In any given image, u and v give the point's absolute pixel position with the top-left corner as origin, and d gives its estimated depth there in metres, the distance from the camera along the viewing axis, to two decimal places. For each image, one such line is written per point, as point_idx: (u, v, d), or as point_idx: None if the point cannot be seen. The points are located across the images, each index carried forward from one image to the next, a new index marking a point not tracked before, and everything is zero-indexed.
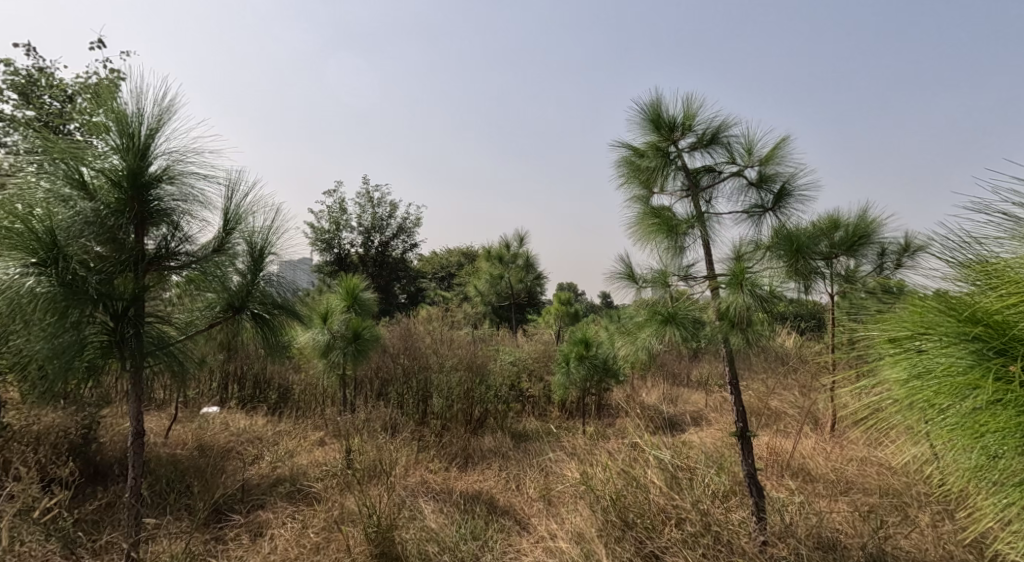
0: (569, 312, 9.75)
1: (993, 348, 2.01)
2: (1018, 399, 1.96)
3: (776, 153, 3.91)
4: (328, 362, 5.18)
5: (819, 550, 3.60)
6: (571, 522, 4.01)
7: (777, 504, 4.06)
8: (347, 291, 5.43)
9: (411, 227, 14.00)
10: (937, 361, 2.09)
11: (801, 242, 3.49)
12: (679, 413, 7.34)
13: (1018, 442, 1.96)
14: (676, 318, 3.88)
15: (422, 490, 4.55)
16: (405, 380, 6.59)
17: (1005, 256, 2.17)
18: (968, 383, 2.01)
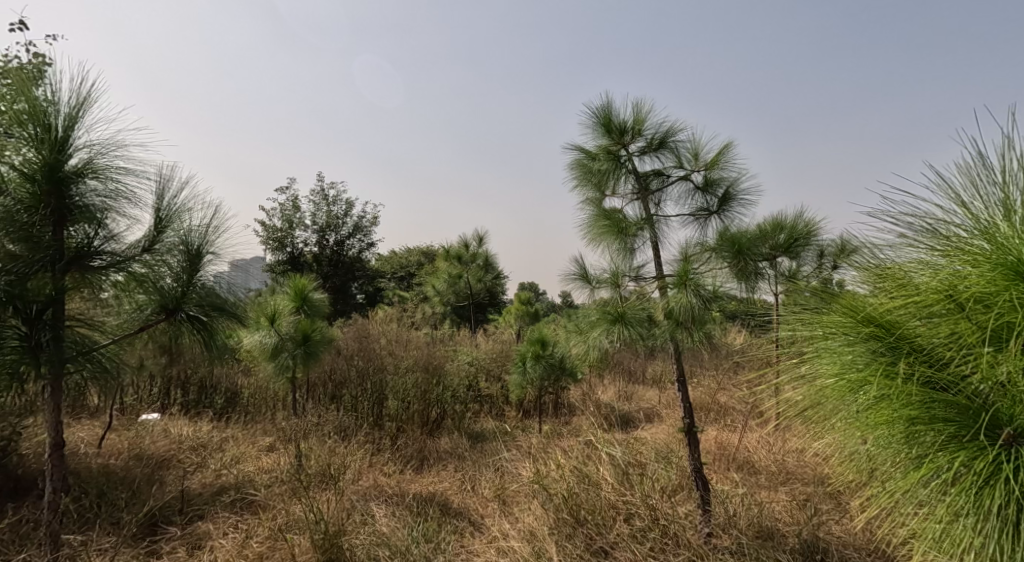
0: (529, 312, 9.83)
1: (885, 347, 2.16)
2: (902, 395, 2.09)
3: (721, 158, 4.03)
4: (276, 365, 5.06)
5: (759, 539, 3.75)
6: (525, 521, 4.06)
7: (721, 496, 4.20)
8: (295, 291, 5.34)
9: (368, 226, 13.82)
10: (840, 358, 2.24)
11: (742, 243, 3.67)
12: (633, 409, 7.49)
13: (902, 434, 2.09)
14: (625, 317, 4.00)
15: (374, 493, 4.51)
16: (359, 382, 6.50)
17: (897, 260, 2.31)
18: (860, 378, 2.16)
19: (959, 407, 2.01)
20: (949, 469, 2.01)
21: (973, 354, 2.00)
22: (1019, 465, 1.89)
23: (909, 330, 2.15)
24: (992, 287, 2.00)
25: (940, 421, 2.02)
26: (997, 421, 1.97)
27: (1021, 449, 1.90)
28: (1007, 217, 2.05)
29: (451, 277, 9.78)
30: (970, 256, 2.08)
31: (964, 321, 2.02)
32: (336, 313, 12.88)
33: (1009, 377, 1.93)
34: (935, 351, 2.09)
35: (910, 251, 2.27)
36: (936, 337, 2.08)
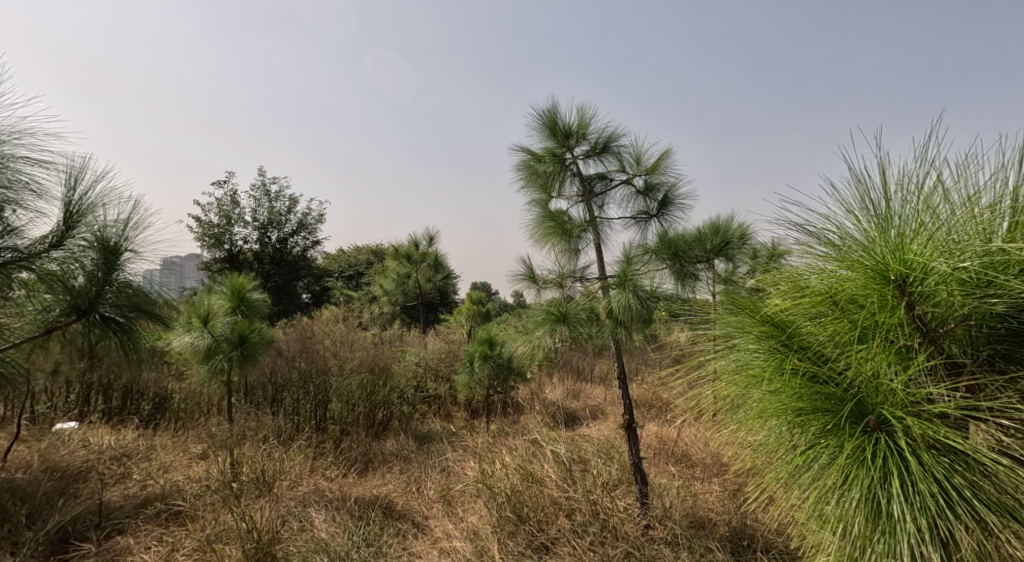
0: (479, 312, 9.84)
1: (780, 344, 2.33)
2: (793, 389, 2.25)
3: (662, 163, 4.14)
4: (210, 368, 4.89)
5: (692, 529, 3.89)
6: (468, 521, 4.08)
7: (659, 489, 4.35)
8: (232, 291, 5.17)
9: (313, 224, 13.50)
10: (743, 355, 2.42)
11: (678, 246, 3.81)
12: (580, 407, 7.62)
13: (790, 423, 2.26)
14: (567, 318, 4.05)
15: (314, 498, 4.42)
16: (301, 384, 6.29)
17: (797, 264, 2.45)
18: (757, 374, 2.34)
19: (836, 398, 2.18)
20: (826, 456, 2.18)
21: (849, 351, 2.21)
22: (880, 449, 2.09)
23: (799, 329, 2.33)
24: (866, 290, 2.18)
25: (820, 412, 2.20)
26: (866, 410, 2.15)
27: (882, 434, 2.10)
28: (879, 226, 2.21)
29: (399, 276, 9.62)
30: (849, 262, 2.23)
31: (842, 321, 2.25)
32: (279, 313, 12.53)
33: (874, 371, 2.15)
34: (820, 349, 2.29)
35: (806, 255, 2.41)
36: (819, 335, 2.30)
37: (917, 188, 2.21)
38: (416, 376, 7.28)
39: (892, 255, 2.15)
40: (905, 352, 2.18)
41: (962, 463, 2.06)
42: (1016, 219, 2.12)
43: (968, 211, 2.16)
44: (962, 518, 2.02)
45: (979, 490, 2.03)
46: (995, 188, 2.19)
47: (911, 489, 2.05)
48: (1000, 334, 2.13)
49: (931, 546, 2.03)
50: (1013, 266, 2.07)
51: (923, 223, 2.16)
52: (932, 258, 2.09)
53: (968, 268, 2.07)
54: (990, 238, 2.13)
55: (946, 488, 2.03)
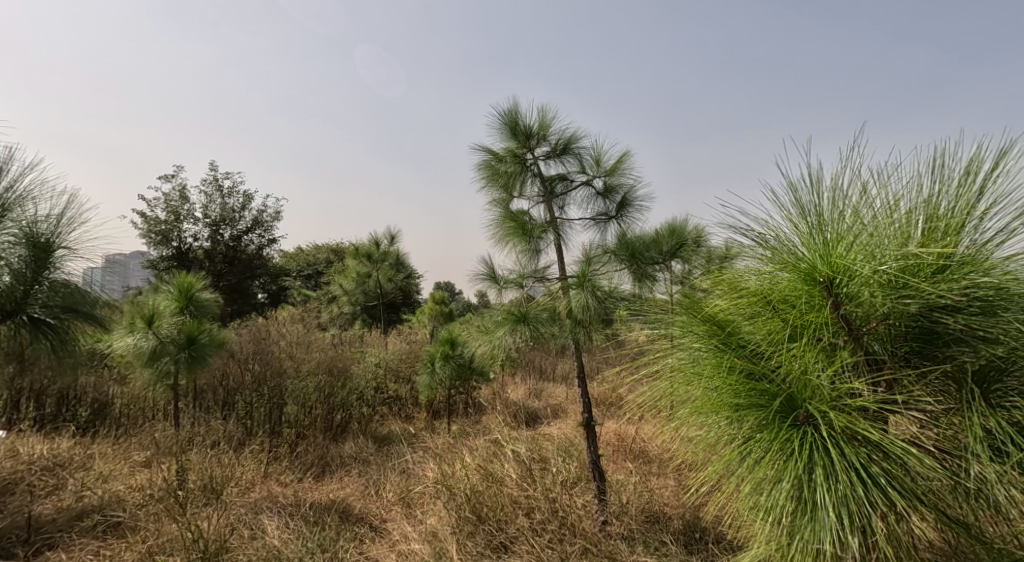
0: (442, 312, 9.79)
1: (720, 342, 2.43)
2: (731, 386, 2.35)
3: (622, 165, 4.20)
4: (155, 371, 4.70)
5: (647, 524, 4.00)
6: (427, 523, 4.05)
7: (617, 485, 4.43)
8: (179, 291, 4.99)
9: (268, 221, 13.18)
10: (686, 353, 2.53)
11: (635, 247, 3.89)
12: (542, 406, 7.65)
13: (727, 418, 2.37)
14: (527, 317, 4.07)
15: (267, 505, 4.31)
16: (255, 387, 6.10)
17: (737, 266, 2.57)
18: (698, 371, 2.45)
19: (769, 394, 2.29)
20: (760, 449, 2.28)
21: (782, 349, 2.33)
22: (807, 441, 2.19)
23: (737, 328, 2.44)
24: (797, 292, 2.33)
25: (754, 407, 2.30)
26: (796, 404, 2.26)
27: (810, 427, 2.21)
28: (808, 232, 2.36)
29: (359, 276, 9.46)
30: (784, 263, 2.37)
31: (775, 320, 2.38)
32: (233, 314, 12.18)
33: (804, 367, 2.26)
34: (756, 347, 2.39)
35: (746, 258, 2.53)
36: (757, 333, 2.41)
37: (843, 195, 2.36)
38: (376, 376, 7.17)
39: (820, 258, 2.29)
40: (830, 349, 2.31)
41: (880, 453, 2.17)
42: (932, 225, 2.25)
43: (887, 218, 2.31)
44: (878, 505, 2.13)
45: (893, 477, 2.15)
46: (913, 195, 2.32)
47: (833, 479, 2.15)
48: (914, 332, 2.25)
49: (850, 532, 2.14)
50: (926, 269, 2.21)
51: (847, 229, 2.32)
52: (855, 261, 2.23)
53: (888, 269, 2.20)
54: (908, 243, 2.27)
55: (864, 477, 2.13)
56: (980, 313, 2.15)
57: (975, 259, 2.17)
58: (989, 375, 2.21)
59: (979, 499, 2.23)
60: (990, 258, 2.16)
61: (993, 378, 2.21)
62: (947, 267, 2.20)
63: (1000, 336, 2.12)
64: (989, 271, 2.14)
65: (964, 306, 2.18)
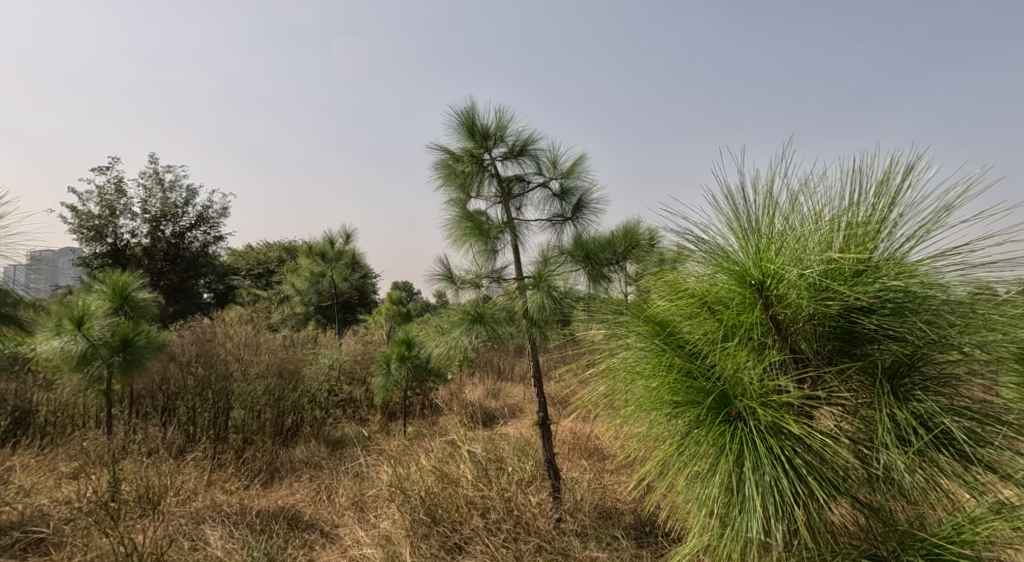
0: (400, 312, 9.67)
1: (661, 341, 2.53)
2: (672, 383, 2.45)
3: (577, 167, 4.22)
4: (85, 375, 4.47)
5: (600, 519, 4.07)
6: (381, 527, 4.00)
7: (571, 482, 4.48)
8: (113, 291, 4.76)
9: (214, 217, 12.80)
10: (630, 351, 2.61)
11: (590, 248, 3.91)
12: (500, 406, 7.64)
13: (665, 414, 2.46)
14: (483, 318, 4.04)
15: (211, 514, 4.16)
16: (197, 392, 5.70)
17: (678, 268, 2.64)
18: (641, 369, 2.54)
19: (704, 391, 2.39)
20: (696, 444, 2.38)
21: (716, 348, 2.42)
22: (739, 436, 2.30)
23: (677, 328, 2.53)
24: (732, 293, 2.43)
25: (691, 404, 2.41)
26: (728, 401, 2.36)
27: (740, 422, 2.32)
28: (740, 237, 2.46)
29: (312, 275, 9.24)
30: (720, 266, 2.45)
31: (711, 320, 2.48)
32: (177, 314, 11.71)
33: (736, 366, 2.37)
34: (694, 346, 2.49)
35: (686, 260, 2.59)
36: (694, 333, 2.50)
37: (774, 202, 2.45)
38: (329, 378, 7.01)
39: (752, 262, 2.38)
40: (761, 347, 2.42)
41: (802, 446, 2.29)
42: (852, 231, 2.34)
43: (812, 225, 2.40)
44: (798, 494, 2.27)
45: (812, 468, 2.28)
46: (836, 204, 2.41)
47: (760, 471, 2.27)
48: (835, 331, 2.38)
49: (775, 520, 2.27)
50: (848, 273, 2.31)
51: (774, 235, 2.41)
52: (784, 265, 2.34)
53: (814, 272, 2.31)
54: (830, 248, 2.35)
55: (787, 468, 2.26)
56: (892, 313, 2.28)
57: (890, 263, 2.27)
58: (900, 368, 2.32)
59: (891, 488, 2.35)
60: (904, 262, 2.26)
61: (904, 372, 2.32)
62: (865, 270, 2.30)
63: (909, 334, 2.26)
64: (903, 273, 2.24)
65: (879, 307, 2.30)
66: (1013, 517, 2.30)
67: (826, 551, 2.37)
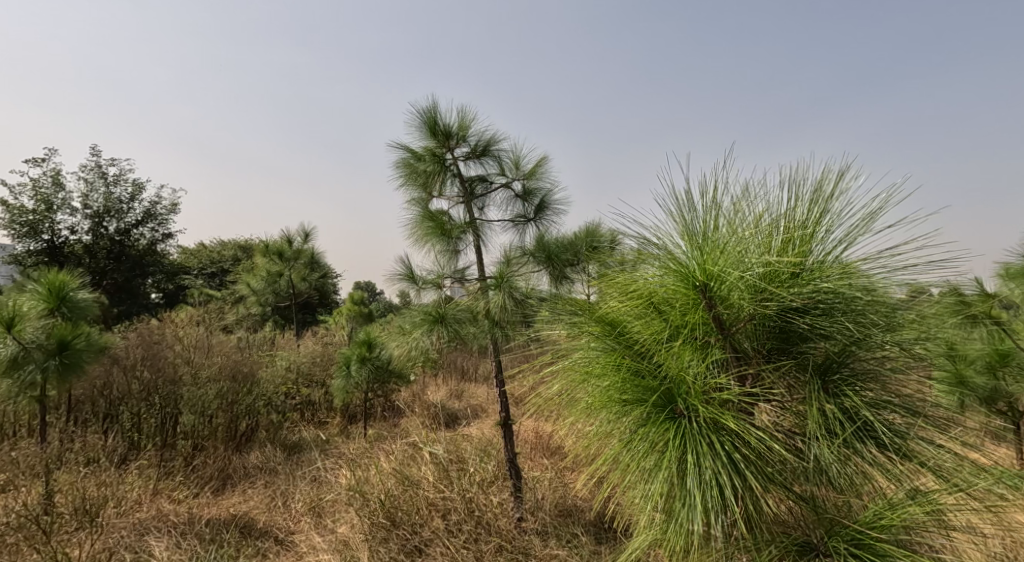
0: (361, 312, 9.51)
1: (612, 340, 2.59)
2: (621, 382, 2.52)
3: (540, 168, 4.21)
4: (17, 380, 4.24)
5: (560, 517, 4.10)
6: (339, 532, 3.93)
7: (533, 481, 4.49)
8: (48, 291, 4.52)
9: (161, 213, 12.37)
10: (581, 350, 2.66)
11: (552, 249, 3.92)
12: (463, 407, 7.58)
13: (614, 412, 2.52)
14: (444, 318, 3.99)
15: (157, 525, 4.00)
16: (143, 397, 5.31)
17: (626, 269, 2.70)
18: (592, 368, 2.59)
19: (652, 388, 2.47)
20: (643, 440, 2.45)
21: (662, 348, 2.52)
22: (684, 432, 2.38)
23: (627, 328, 2.59)
24: (677, 293, 2.51)
25: (638, 402, 2.48)
26: (673, 398, 2.45)
27: (685, 418, 2.40)
28: (685, 239, 2.53)
29: (269, 275, 9.01)
30: (666, 267, 2.51)
31: (658, 320, 2.55)
32: (122, 314, 11.23)
33: (681, 364, 2.47)
34: (642, 345, 2.56)
35: (635, 261, 2.64)
36: (643, 334, 2.56)
37: (716, 207, 2.54)
38: (286, 380, 6.84)
39: (696, 264, 2.46)
40: (704, 346, 2.52)
41: (740, 440, 2.39)
42: (788, 236, 2.45)
43: (751, 229, 2.50)
44: (737, 487, 2.36)
45: (750, 460, 2.39)
46: (773, 209, 2.51)
47: (702, 465, 2.35)
48: (773, 331, 2.51)
49: (716, 512, 2.35)
50: (785, 276, 2.43)
51: (717, 238, 2.50)
52: (726, 267, 2.43)
53: (752, 275, 2.42)
54: (768, 251, 2.46)
55: (728, 462, 2.35)
56: (822, 313, 2.42)
57: (821, 266, 2.40)
58: (830, 366, 2.45)
59: (821, 480, 2.46)
60: (833, 265, 2.40)
61: (835, 369, 2.45)
62: (800, 273, 2.41)
63: (836, 333, 2.41)
64: (831, 275, 2.37)
65: (811, 307, 2.43)
66: (926, 502, 2.42)
67: (759, 542, 2.44)
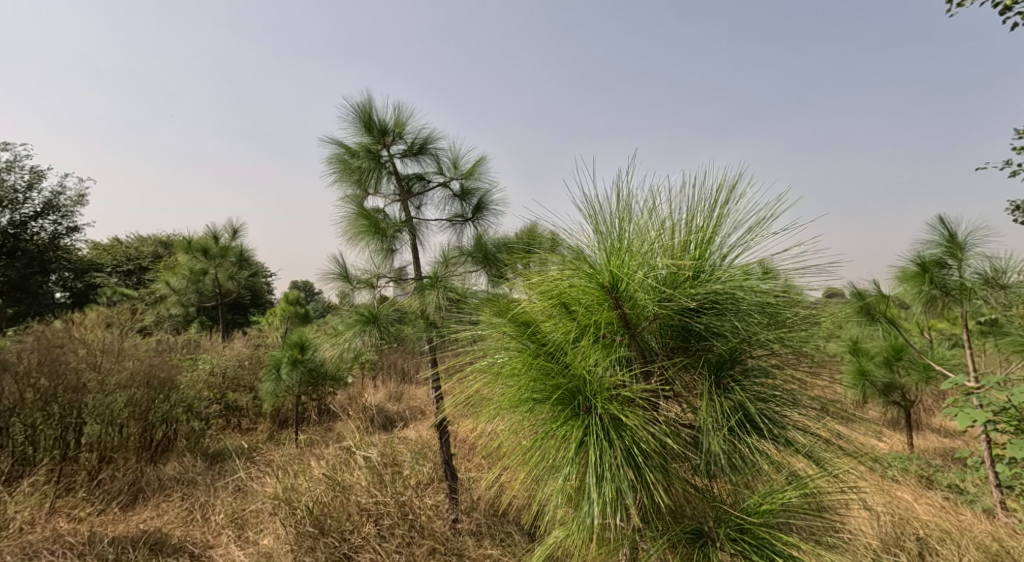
0: (296, 313, 9.16)
1: (525, 340, 2.60)
2: (534, 382, 2.54)
3: (479, 168, 4.15)
4: None
5: (495, 517, 4.05)
6: (262, 544, 3.76)
7: (469, 482, 4.41)
8: None
9: (66, 206, 11.55)
10: (495, 351, 2.65)
11: (489, 249, 3.87)
12: (401, 410, 7.40)
13: (522, 411, 2.55)
14: (377, 319, 3.89)
15: (53, 549, 3.70)
16: (40, 407, 4.76)
17: (542, 270, 2.67)
18: (505, 370, 2.59)
19: (560, 388, 2.51)
20: (550, 437, 2.50)
21: (569, 348, 2.55)
22: (589, 429, 2.45)
23: (540, 327, 2.60)
24: (586, 293, 2.51)
25: (547, 401, 2.52)
26: (577, 395, 2.50)
27: (591, 416, 2.46)
28: (596, 241, 2.55)
29: (192, 272, 8.53)
30: (578, 268, 2.53)
31: (567, 320, 2.57)
32: (22, 315, 10.41)
33: (588, 364, 2.51)
34: (554, 344, 2.57)
35: (552, 264, 2.64)
36: (556, 333, 2.57)
37: (626, 209, 2.58)
38: (211, 385, 6.49)
39: (606, 266, 2.49)
40: (611, 344, 2.56)
41: (640, 436, 2.46)
42: (692, 239, 2.53)
43: (659, 232, 2.55)
44: (635, 480, 2.46)
45: (649, 456, 2.47)
46: (675, 213, 2.57)
47: (602, 462, 2.43)
48: (675, 330, 2.58)
49: (613, 505, 2.45)
50: (686, 278, 2.50)
51: (626, 240, 2.53)
52: (633, 269, 2.48)
53: (657, 276, 2.48)
54: (670, 254, 2.52)
55: (628, 457, 2.44)
56: (716, 313, 2.53)
57: (718, 270, 2.51)
58: (725, 362, 2.56)
59: (715, 472, 2.58)
60: (730, 269, 2.51)
61: (728, 365, 2.57)
62: (698, 275, 2.51)
63: (727, 332, 2.53)
64: (725, 278, 2.50)
65: (706, 307, 2.53)
66: (802, 486, 2.56)
67: (653, 530, 2.57)
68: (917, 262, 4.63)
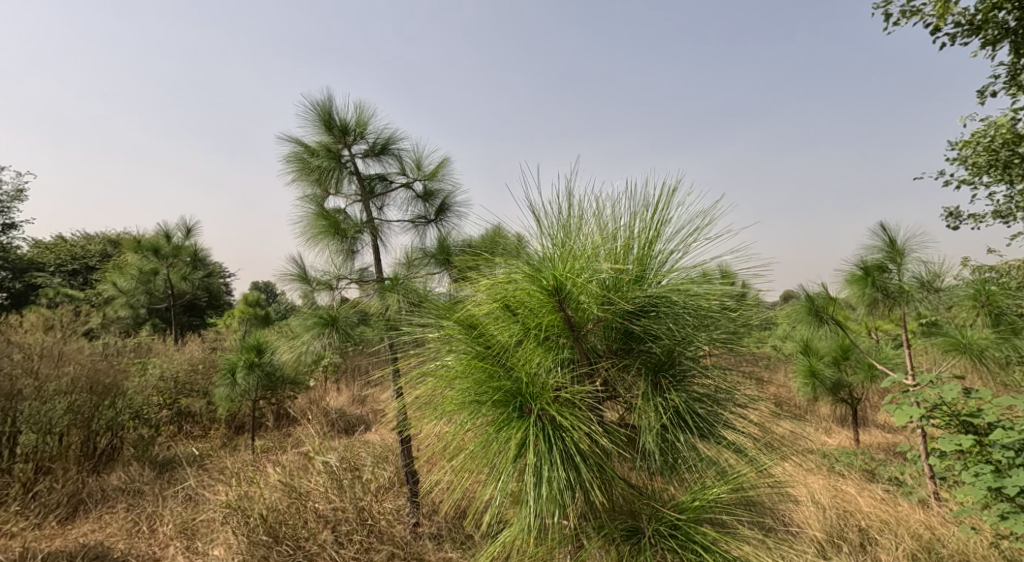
0: (256, 315, 8.91)
1: (471, 342, 2.56)
2: (477, 385, 2.50)
3: (442, 169, 4.09)
4: None
5: (457, 520, 3.98)
6: (212, 555, 3.62)
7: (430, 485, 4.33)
8: None
9: (5, 202, 11.01)
10: (442, 354, 2.61)
11: (451, 249, 3.82)
12: (363, 413, 7.25)
13: (465, 414, 2.50)
14: (336, 321, 3.78)
15: None
16: None
17: (491, 272, 2.64)
18: (449, 372, 2.55)
19: (504, 390, 2.48)
20: (491, 440, 2.46)
21: (513, 350, 2.53)
22: (529, 431, 2.42)
23: (485, 329, 2.57)
24: (530, 296, 2.48)
25: (490, 403, 2.48)
26: (519, 396, 2.48)
27: (532, 418, 2.43)
28: (541, 244, 2.54)
29: (142, 272, 8.20)
30: (523, 271, 2.50)
31: (512, 322, 2.54)
32: None
33: (531, 365, 2.49)
34: (499, 346, 2.54)
35: (499, 266, 2.61)
36: (500, 335, 2.54)
37: (572, 213, 2.56)
38: (161, 391, 6.24)
39: (550, 269, 2.47)
40: (555, 346, 2.54)
41: (581, 438, 2.45)
42: (635, 244, 2.53)
43: (604, 236, 2.54)
44: (574, 481, 2.44)
45: (588, 456, 2.45)
46: (619, 218, 2.57)
47: (541, 464, 2.41)
48: (618, 332, 2.58)
49: (553, 507, 2.43)
50: (629, 282, 2.50)
51: (572, 244, 2.52)
52: (577, 272, 2.46)
53: (599, 280, 2.47)
54: (613, 259, 2.52)
55: (568, 459, 2.42)
56: (655, 315, 2.53)
57: (658, 275, 2.52)
58: (664, 363, 2.56)
59: (655, 472, 2.58)
60: (671, 274, 2.52)
61: (667, 366, 2.56)
62: (640, 279, 2.52)
63: (665, 334, 2.53)
64: (665, 282, 2.52)
65: (645, 310, 2.53)
66: (732, 481, 2.59)
67: (592, 530, 2.55)
68: (860, 267, 4.75)
